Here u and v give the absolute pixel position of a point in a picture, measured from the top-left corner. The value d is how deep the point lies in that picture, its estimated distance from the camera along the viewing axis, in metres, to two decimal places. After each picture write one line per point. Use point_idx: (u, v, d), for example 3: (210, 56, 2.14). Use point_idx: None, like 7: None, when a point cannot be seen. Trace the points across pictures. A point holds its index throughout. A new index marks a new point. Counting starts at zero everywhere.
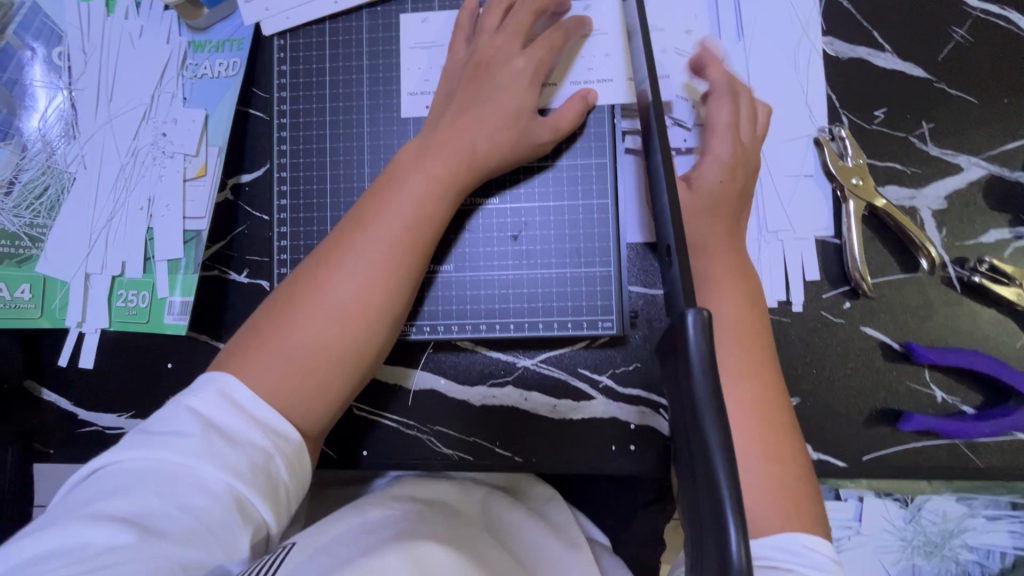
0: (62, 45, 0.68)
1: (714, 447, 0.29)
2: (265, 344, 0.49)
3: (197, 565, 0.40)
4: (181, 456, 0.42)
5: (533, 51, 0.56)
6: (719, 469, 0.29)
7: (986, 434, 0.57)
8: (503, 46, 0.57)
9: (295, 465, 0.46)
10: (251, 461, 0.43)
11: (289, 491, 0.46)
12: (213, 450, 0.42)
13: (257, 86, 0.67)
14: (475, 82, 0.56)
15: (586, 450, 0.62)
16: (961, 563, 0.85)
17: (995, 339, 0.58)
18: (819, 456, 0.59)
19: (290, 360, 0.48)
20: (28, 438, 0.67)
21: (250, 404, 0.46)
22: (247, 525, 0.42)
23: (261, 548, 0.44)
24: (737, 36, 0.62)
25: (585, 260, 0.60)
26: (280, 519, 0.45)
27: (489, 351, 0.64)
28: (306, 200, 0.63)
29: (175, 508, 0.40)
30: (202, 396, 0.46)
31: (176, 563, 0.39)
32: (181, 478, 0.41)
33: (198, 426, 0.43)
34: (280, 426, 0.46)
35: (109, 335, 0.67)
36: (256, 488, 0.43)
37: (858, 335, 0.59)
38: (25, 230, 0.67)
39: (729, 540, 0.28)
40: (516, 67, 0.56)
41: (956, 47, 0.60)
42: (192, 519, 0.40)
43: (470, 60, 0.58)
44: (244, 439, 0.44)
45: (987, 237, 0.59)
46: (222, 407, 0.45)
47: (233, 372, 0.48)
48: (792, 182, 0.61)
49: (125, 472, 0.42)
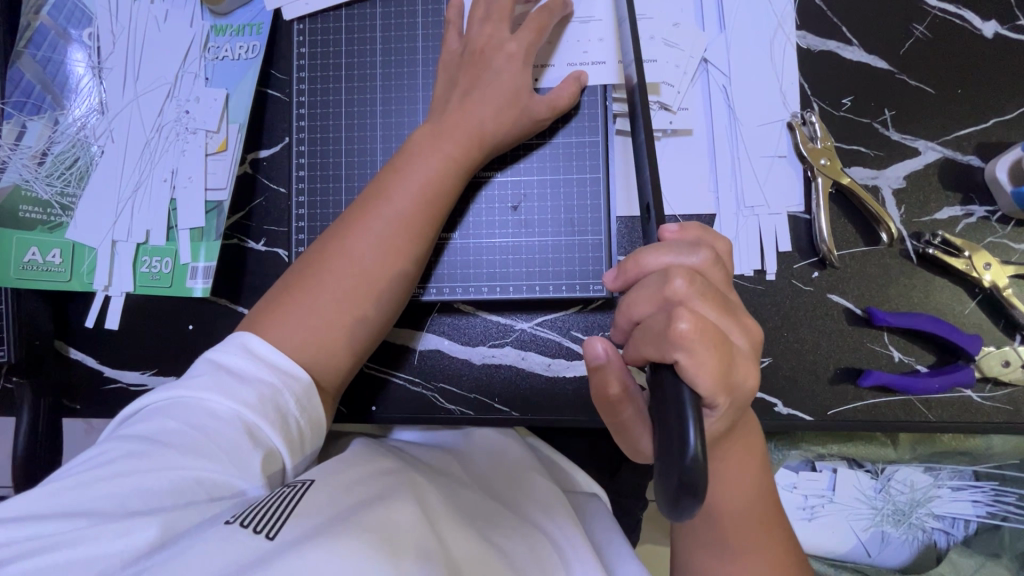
0: (93, 27, 0.72)
1: (685, 392, 0.38)
2: (292, 306, 0.55)
3: (211, 481, 0.44)
4: (196, 391, 0.48)
5: (523, 35, 0.62)
6: (685, 398, 0.38)
7: (937, 390, 0.63)
8: (494, 33, 0.62)
9: (304, 403, 0.52)
10: (259, 395, 0.49)
11: (299, 425, 0.51)
12: (226, 384, 0.48)
13: (275, 69, 0.73)
14: (474, 67, 0.62)
15: (577, 406, 0.68)
16: (927, 531, 0.89)
17: (947, 307, 0.65)
18: (788, 411, 0.65)
19: (315, 320, 0.55)
20: (59, 394, 0.72)
21: (272, 355, 0.52)
22: (258, 448, 0.47)
23: (276, 477, 0.48)
24: (719, 28, 0.68)
25: (578, 229, 0.65)
26: (290, 449, 0.50)
27: (488, 315, 0.69)
28: (323, 172, 0.68)
29: (191, 430, 0.46)
30: (222, 349, 0.52)
31: (195, 478, 0.44)
32: (196, 409, 0.47)
33: (212, 368, 0.50)
34: (290, 368, 0.52)
35: (135, 298, 0.72)
36: (265, 416, 0.48)
37: (825, 301, 0.65)
38: (57, 199, 0.71)
39: (688, 433, 0.36)
40: (510, 51, 0.61)
41: (916, 42, 0.67)
42: (206, 440, 0.45)
43: (464, 49, 0.63)
44: (254, 377, 0.50)
45: (941, 214, 0.65)
46: (238, 353, 0.51)
47: (263, 330, 0.54)
48: (767, 162, 0.67)
49: (153, 406, 0.49)
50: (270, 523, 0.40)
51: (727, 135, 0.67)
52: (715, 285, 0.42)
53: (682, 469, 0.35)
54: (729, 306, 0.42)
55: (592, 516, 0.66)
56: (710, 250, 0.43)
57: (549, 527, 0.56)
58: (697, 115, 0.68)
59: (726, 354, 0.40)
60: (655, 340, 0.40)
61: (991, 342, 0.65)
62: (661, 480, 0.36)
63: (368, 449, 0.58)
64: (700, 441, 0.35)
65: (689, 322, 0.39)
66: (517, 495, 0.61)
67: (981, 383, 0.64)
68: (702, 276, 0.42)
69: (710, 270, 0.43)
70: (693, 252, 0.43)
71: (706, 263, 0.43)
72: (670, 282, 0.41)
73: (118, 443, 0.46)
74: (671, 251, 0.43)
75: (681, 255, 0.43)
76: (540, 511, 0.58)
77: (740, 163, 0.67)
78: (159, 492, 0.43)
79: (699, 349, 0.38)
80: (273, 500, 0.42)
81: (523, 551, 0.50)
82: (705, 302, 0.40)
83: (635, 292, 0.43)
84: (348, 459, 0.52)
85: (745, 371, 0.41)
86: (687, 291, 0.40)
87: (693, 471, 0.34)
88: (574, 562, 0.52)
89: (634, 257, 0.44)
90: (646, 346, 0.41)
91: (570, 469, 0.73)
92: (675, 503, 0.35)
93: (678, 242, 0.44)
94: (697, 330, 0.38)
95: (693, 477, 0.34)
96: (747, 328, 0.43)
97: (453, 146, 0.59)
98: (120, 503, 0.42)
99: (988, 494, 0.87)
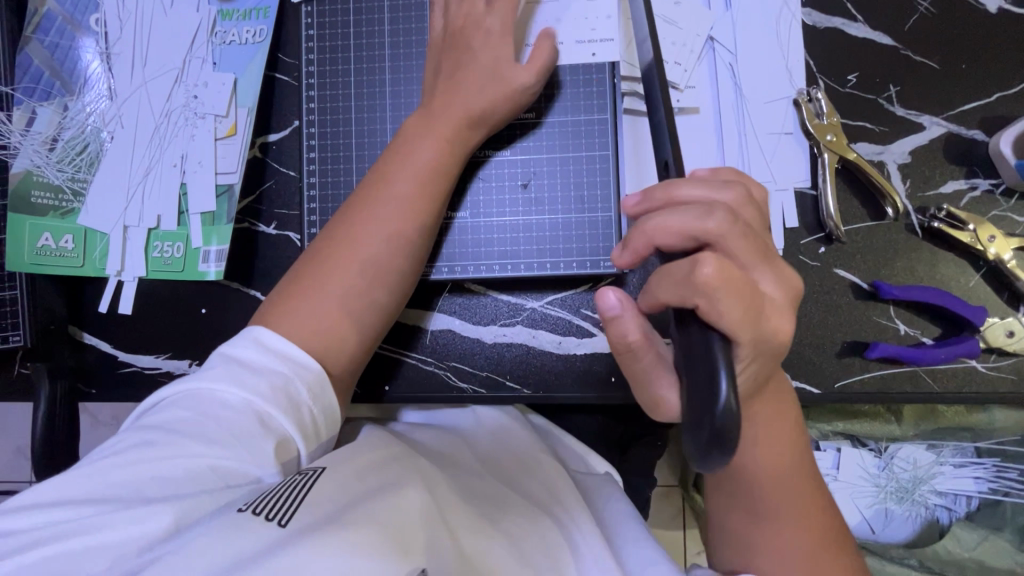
0: (99, 12, 0.72)
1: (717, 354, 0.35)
2: (299, 297, 0.56)
3: (224, 469, 0.45)
4: (208, 380, 0.49)
5: (500, 10, 0.62)
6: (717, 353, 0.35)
7: (941, 360, 0.64)
8: (472, 9, 0.62)
9: (316, 391, 0.52)
10: (270, 383, 0.50)
11: (312, 412, 0.52)
12: (237, 374, 0.49)
13: (283, 52, 0.73)
14: (456, 47, 0.62)
15: (588, 383, 0.69)
16: (930, 507, 0.90)
17: (951, 279, 0.66)
18: (796, 383, 0.66)
19: (323, 308, 0.56)
20: (74, 378, 0.73)
21: (283, 345, 0.52)
22: (270, 435, 0.47)
23: (291, 465, 0.49)
24: (725, 6, 0.68)
25: (587, 207, 0.66)
26: (302, 437, 0.50)
27: (499, 294, 0.70)
28: (333, 153, 0.69)
29: (204, 419, 0.47)
30: (233, 339, 0.53)
31: (209, 466, 0.45)
32: (208, 399, 0.48)
33: (222, 358, 0.51)
34: (298, 356, 0.52)
35: (147, 282, 0.73)
36: (277, 405, 0.49)
37: (832, 276, 0.66)
38: (68, 184, 0.72)
39: (719, 385, 0.33)
40: (488, 27, 0.62)
41: (921, 18, 0.67)
42: (218, 429, 0.46)
43: (445, 29, 0.64)
44: (265, 366, 0.51)
45: (946, 188, 0.66)
46: (249, 344, 0.52)
47: (275, 322, 0.55)
48: (773, 138, 0.67)
49: (166, 398, 0.50)
50: (281, 510, 0.41)
51: (734, 113, 0.68)
52: (748, 225, 0.39)
53: (714, 423, 0.32)
54: (760, 244, 0.39)
55: (601, 499, 0.66)
56: (743, 190, 0.41)
57: (557, 512, 0.57)
58: (704, 92, 0.68)
59: (759, 304, 0.37)
60: (678, 286, 0.38)
61: (996, 313, 0.66)
62: (690, 430, 0.34)
63: (378, 436, 0.58)
64: (733, 391, 0.33)
65: (713, 266, 0.36)
66: (526, 483, 0.61)
67: (986, 353, 0.65)
68: (735, 214, 0.39)
69: (742, 208, 0.41)
70: (725, 188, 0.41)
71: (737, 201, 0.41)
72: (703, 221, 0.38)
73: (132, 433, 0.47)
74: (706, 188, 0.41)
75: (714, 192, 0.41)
76: (548, 499, 0.59)
77: (747, 140, 0.67)
78: (175, 479, 0.44)
79: (729, 291, 0.36)
80: (287, 488, 0.43)
81: (530, 535, 0.51)
82: (738, 245, 0.38)
83: (662, 218, 0.40)
84: (362, 445, 0.53)
85: (777, 321, 0.39)
86: (719, 230, 0.38)
87: (725, 420, 0.32)
88: (586, 554, 0.52)
89: (666, 187, 0.41)
90: (667, 291, 0.39)
91: (580, 449, 0.74)
92: (707, 457, 0.33)
93: (708, 180, 0.42)
94: (723, 266, 0.36)
95: (724, 429, 0.32)
96: (781, 275, 0.40)
97: (444, 126, 0.60)
98: (137, 491, 0.44)
99: (990, 470, 0.88)
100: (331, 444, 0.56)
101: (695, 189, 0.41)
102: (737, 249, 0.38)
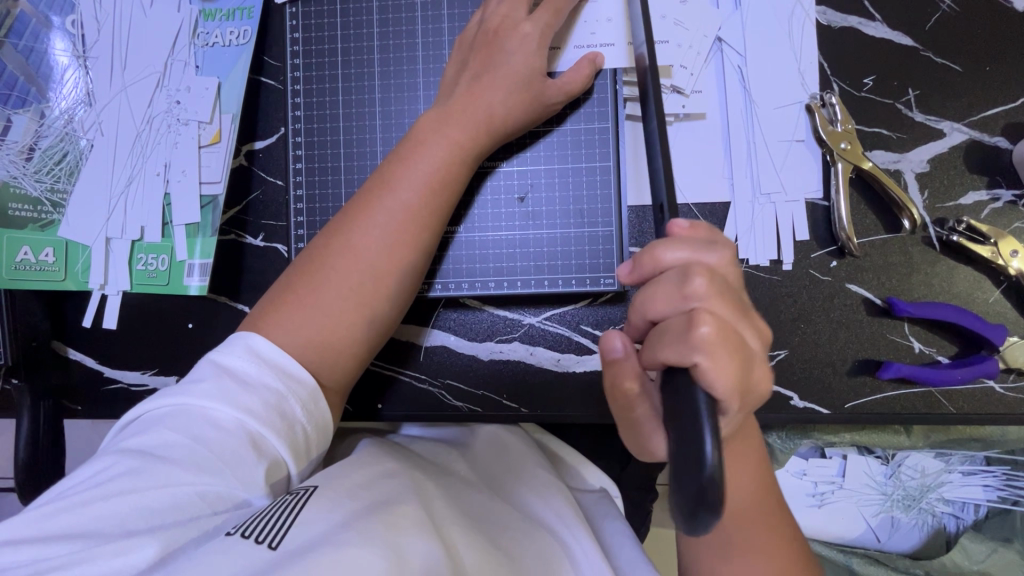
0: (75, 13, 0.69)
1: (700, 397, 0.33)
2: (295, 304, 0.53)
3: (214, 496, 0.43)
4: (197, 398, 0.46)
5: (539, 16, 0.58)
6: (700, 399, 0.33)
7: (958, 381, 0.61)
8: (510, 12, 0.58)
9: (310, 408, 0.50)
10: (264, 402, 0.47)
11: (305, 431, 0.50)
12: (229, 391, 0.46)
13: (268, 55, 0.69)
14: (487, 48, 0.58)
15: (587, 401, 0.66)
16: (937, 515, 0.87)
17: (969, 295, 0.63)
18: (804, 404, 0.63)
19: (319, 318, 0.53)
20: (57, 396, 0.70)
21: (277, 358, 0.50)
22: (262, 458, 0.45)
23: (280, 486, 0.47)
24: (734, 5, 0.64)
25: (588, 220, 0.63)
26: (294, 458, 0.48)
27: (494, 309, 0.67)
28: (321, 163, 0.66)
29: (192, 442, 0.44)
30: (224, 350, 0.50)
31: (197, 493, 0.42)
32: (198, 418, 0.45)
33: (213, 372, 0.48)
34: (293, 371, 0.50)
35: (132, 296, 0.70)
36: (270, 425, 0.46)
37: (844, 292, 0.63)
38: (46, 195, 0.69)
39: (703, 442, 0.30)
40: (524, 32, 0.58)
41: (943, 17, 0.63)
42: (208, 453, 0.43)
43: (478, 29, 0.60)
44: (258, 382, 0.48)
45: (966, 199, 0.63)
46: (242, 357, 0.49)
47: (269, 330, 0.52)
48: (784, 147, 0.64)
49: (151, 416, 0.47)
50: (272, 532, 0.39)
51: (742, 121, 0.64)
52: (731, 286, 0.37)
53: (702, 481, 0.29)
54: (743, 304, 0.37)
55: (597, 516, 0.63)
56: (723, 248, 0.38)
57: (557, 526, 0.55)
58: (712, 98, 0.65)
59: (749, 360, 0.35)
60: (674, 346, 0.35)
61: (1015, 330, 0.62)
62: (675, 489, 0.31)
63: (372, 452, 0.55)
64: (718, 448, 0.30)
65: (710, 326, 0.34)
66: (525, 495, 0.59)
67: (1004, 373, 0.62)
68: (720, 274, 0.37)
69: (727, 269, 0.38)
70: (710, 248, 0.38)
71: (723, 261, 0.38)
72: (689, 282, 0.35)
73: (115, 458, 0.44)
74: (686, 249, 0.38)
75: (698, 251, 0.38)
76: (551, 514, 0.56)
77: (756, 148, 0.64)
78: (160, 509, 0.41)
79: (721, 353, 0.34)
80: (276, 509, 0.41)
81: (530, 552, 0.49)
82: (725, 303, 0.35)
83: (650, 289, 0.37)
84: (355, 462, 0.50)
85: (763, 376, 0.37)
86: (708, 291, 0.35)
87: (711, 481, 0.29)
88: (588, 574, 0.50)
89: (650, 249, 0.38)
90: (660, 352, 0.35)
91: (581, 467, 0.71)
92: (694, 523, 0.30)
93: (692, 239, 0.39)
94: (716, 335, 0.34)
95: (712, 488, 0.29)
96: (762, 331, 0.38)
97: (459, 131, 0.57)
98: (118, 523, 0.40)
99: (1000, 478, 0.85)
100: (321, 460, 0.54)
101: (675, 250, 0.37)
102: (724, 312, 0.35)
